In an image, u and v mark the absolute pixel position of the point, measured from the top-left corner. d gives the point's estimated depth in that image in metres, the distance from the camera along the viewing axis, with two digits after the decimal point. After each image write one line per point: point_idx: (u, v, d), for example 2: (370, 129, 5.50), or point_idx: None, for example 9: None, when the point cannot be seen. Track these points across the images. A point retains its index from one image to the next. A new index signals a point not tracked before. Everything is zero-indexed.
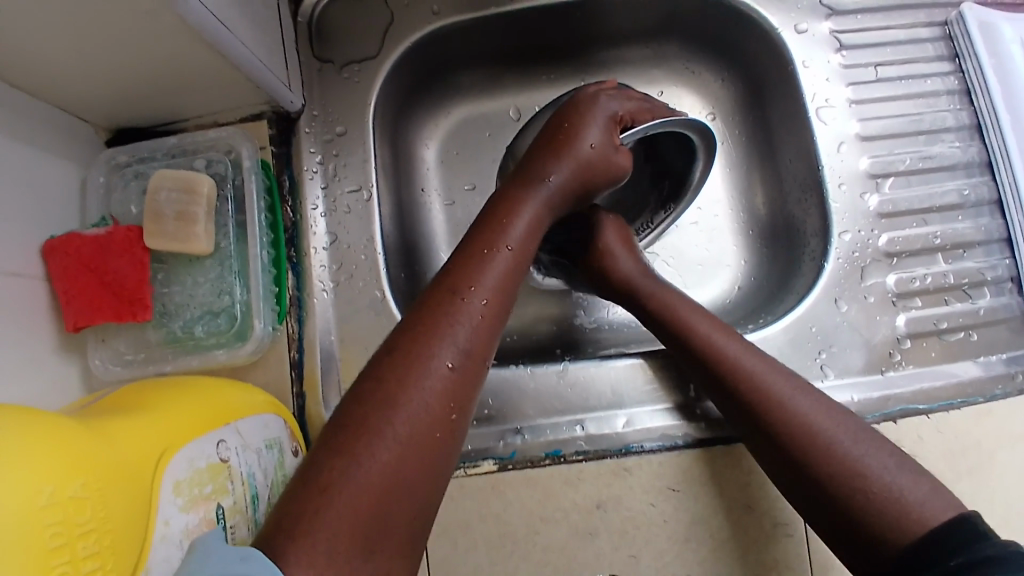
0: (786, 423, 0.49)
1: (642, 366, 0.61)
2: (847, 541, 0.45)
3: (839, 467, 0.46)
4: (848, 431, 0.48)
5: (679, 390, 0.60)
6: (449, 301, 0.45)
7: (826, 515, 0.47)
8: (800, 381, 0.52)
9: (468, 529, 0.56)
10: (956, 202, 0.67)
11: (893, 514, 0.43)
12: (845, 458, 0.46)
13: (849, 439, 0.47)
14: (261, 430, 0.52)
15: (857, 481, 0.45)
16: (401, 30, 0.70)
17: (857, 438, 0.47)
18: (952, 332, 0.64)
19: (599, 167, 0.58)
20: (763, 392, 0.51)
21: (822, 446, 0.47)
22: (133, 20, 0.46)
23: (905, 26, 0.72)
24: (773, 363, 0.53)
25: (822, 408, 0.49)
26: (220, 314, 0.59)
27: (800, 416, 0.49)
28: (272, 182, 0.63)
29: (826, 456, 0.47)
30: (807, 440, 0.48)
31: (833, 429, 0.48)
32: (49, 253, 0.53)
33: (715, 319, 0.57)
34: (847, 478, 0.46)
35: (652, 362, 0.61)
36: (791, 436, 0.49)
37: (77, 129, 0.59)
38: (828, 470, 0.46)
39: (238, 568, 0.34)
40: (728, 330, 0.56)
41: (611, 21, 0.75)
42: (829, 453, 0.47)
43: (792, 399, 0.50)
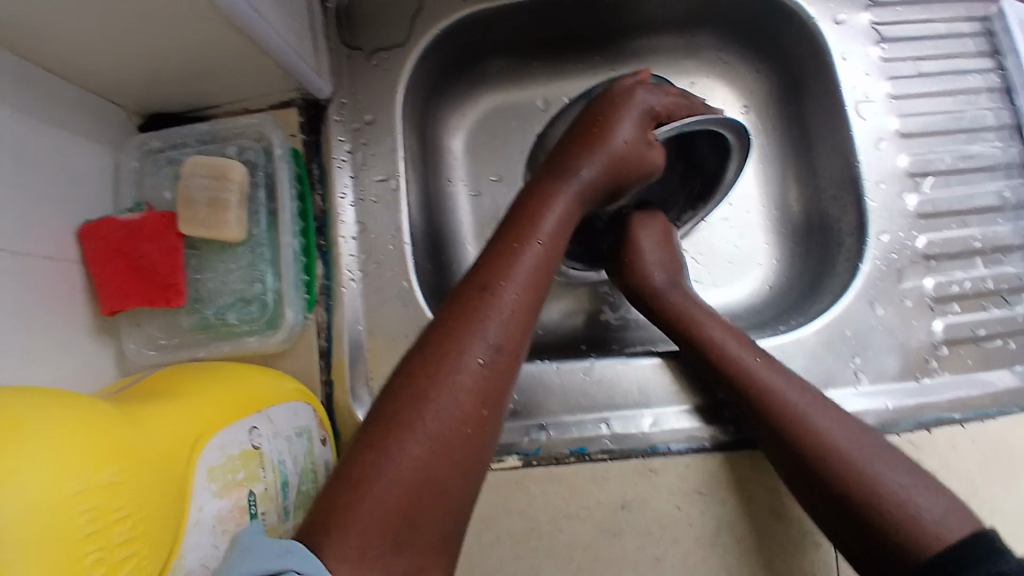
0: (810, 438, 0.49)
1: (660, 367, 0.61)
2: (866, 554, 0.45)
3: (855, 479, 0.46)
4: (866, 445, 0.48)
5: (702, 392, 0.60)
6: (480, 296, 0.45)
7: (841, 529, 0.46)
8: (816, 395, 0.52)
9: (493, 522, 0.56)
10: (995, 204, 0.66)
11: (911, 528, 0.43)
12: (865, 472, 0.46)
13: (863, 450, 0.47)
14: (292, 418, 0.52)
15: (871, 493, 0.45)
16: (430, 17, 0.70)
17: (878, 456, 0.47)
18: (989, 339, 0.62)
19: (632, 161, 0.57)
20: (784, 405, 0.51)
21: (841, 462, 0.47)
22: (164, 4, 0.46)
23: (947, 20, 0.69)
24: (787, 375, 0.54)
25: (843, 425, 0.49)
26: (252, 301, 0.59)
27: (814, 429, 0.49)
28: (302, 171, 0.64)
29: (843, 473, 0.46)
30: (827, 456, 0.48)
31: (850, 444, 0.48)
32: (84, 238, 0.53)
33: (732, 327, 0.58)
34: (863, 492, 0.45)
35: (675, 362, 0.61)
36: (808, 448, 0.49)
37: (111, 113, 0.60)
38: (847, 484, 0.46)
39: (278, 562, 0.34)
40: (746, 340, 0.56)
41: (644, 11, 0.74)
42: (847, 468, 0.47)
43: (809, 413, 0.50)
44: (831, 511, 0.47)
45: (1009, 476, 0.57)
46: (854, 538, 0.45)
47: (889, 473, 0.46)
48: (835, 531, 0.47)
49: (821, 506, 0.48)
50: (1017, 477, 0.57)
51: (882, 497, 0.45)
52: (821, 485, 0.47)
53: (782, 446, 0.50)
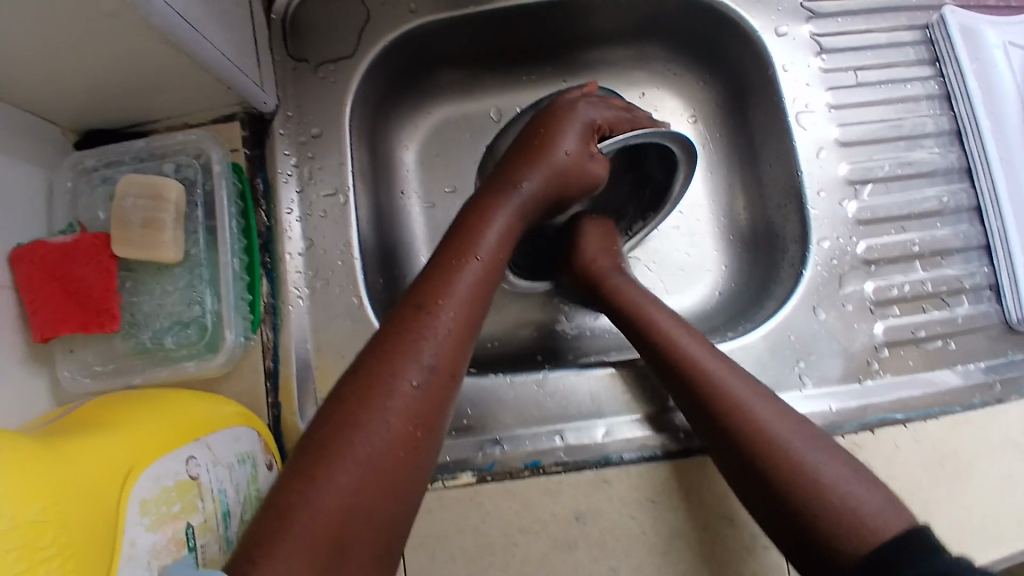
0: (752, 435, 0.49)
1: (614, 376, 0.61)
2: (797, 544, 0.45)
3: (785, 467, 0.46)
4: (802, 436, 0.48)
5: (658, 400, 0.61)
6: (416, 316, 0.45)
7: (775, 517, 0.47)
8: (757, 386, 0.52)
9: (447, 542, 0.56)
10: (935, 209, 0.68)
11: (839, 516, 0.43)
12: (796, 460, 0.47)
13: (797, 441, 0.48)
14: (232, 444, 0.51)
15: (803, 482, 0.46)
16: (379, 29, 0.69)
17: (818, 451, 0.47)
18: (928, 339, 0.64)
19: (574, 175, 0.57)
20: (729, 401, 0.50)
21: (774, 451, 0.47)
22: (94, 22, 0.44)
23: (887, 29, 0.71)
24: (738, 372, 0.53)
25: (781, 416, 0.49)
26: (190, 324, 0.57)
27: (752, 418, 0.49)
28: (245, 187, 0.62)
29: (786, 469, 0.46)
30: (761, 447, 0.48)
31: (785, 434, 0.48)
32: (15, 261, 0.52)
33: (685, 324, 0.57)
34: (798, 481, 0.46)
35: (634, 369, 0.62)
36: (745, 438, 0.49)
37: (44, 131, 0.57)
38: (778, 475, 0.47)
39: None
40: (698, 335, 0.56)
41: (594, 21, 0.74)
42: (779, 456, 0.47)
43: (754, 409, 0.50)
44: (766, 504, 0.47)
45: (951, 477, 0.58)
46: (786, 532, 0.46)
47: (824, 466, 0.46)
48: (768, 521, 0.47)
49: (759, 502, 0.48)
50: (961, 477, 0.58)
51: (815, 487, 0.45)
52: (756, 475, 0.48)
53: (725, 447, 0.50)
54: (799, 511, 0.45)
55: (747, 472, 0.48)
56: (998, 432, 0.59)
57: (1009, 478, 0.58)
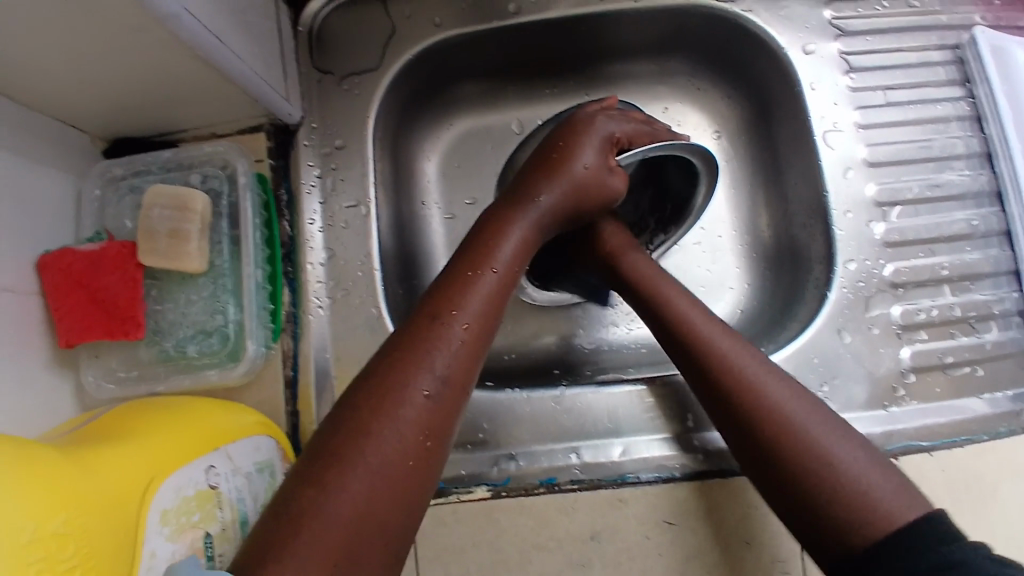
0: (799, 452, 0.45)
1: (642, 393, 0.60)
2: (829, 551, 0.43)
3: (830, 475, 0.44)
4: (841, 443, 0.45)
5: (680, 419, 0.59)
6: (430, 326, 0.45)
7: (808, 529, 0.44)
8: (800, 391, 0.48)
9: (461, 556, 0.55)
10: (965, 232, 0.66)
11: (869, 514, 0.42)
12: (837, 465, 0.44)
13: (842, 447, 0.45)
14: (252, 453, 0.51)
15: (839, 488, 0.43)
16: (403, 41, 0.69)
17: (865, 461, 0.44)
18: (956, 366, 0.63)
19: (592, 188, 0.57)
20: (772, 415, 0.47)
21: (818, 459, 0.44)
22: (125, 37, 0.46)
23: (917, 49, 0.70)
24: (783, 380, 0.49)
25: (828, 426, 0.46)
26: (213, 334, 0.58)
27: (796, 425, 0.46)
28: (269, 197, 0.63)
29: (831, 479, 0.44)
30: (806, 455, 0.45)
31: (832, 442, 0.45)
32: (43, 268, 0.52)
33: (725, 327, 0.53)
34: (840, 487, 0.43)
35: (662, 388, 0.60)
36: (791, 455, 0.45)
37: (75, 139, 0.59)
38: (822, 485, 0.44)
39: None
40: (735, 337, 0.53)
41: (619, 36, 0.74)
42: (822, 464, 0.44)
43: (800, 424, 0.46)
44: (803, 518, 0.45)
45: (975, 506, 0.57)
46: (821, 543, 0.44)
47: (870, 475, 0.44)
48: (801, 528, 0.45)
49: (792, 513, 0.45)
50: (988, 505, 0.57)
51: (857, 493, 0.43)
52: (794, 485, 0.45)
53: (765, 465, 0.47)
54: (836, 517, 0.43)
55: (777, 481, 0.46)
56: None
57: None
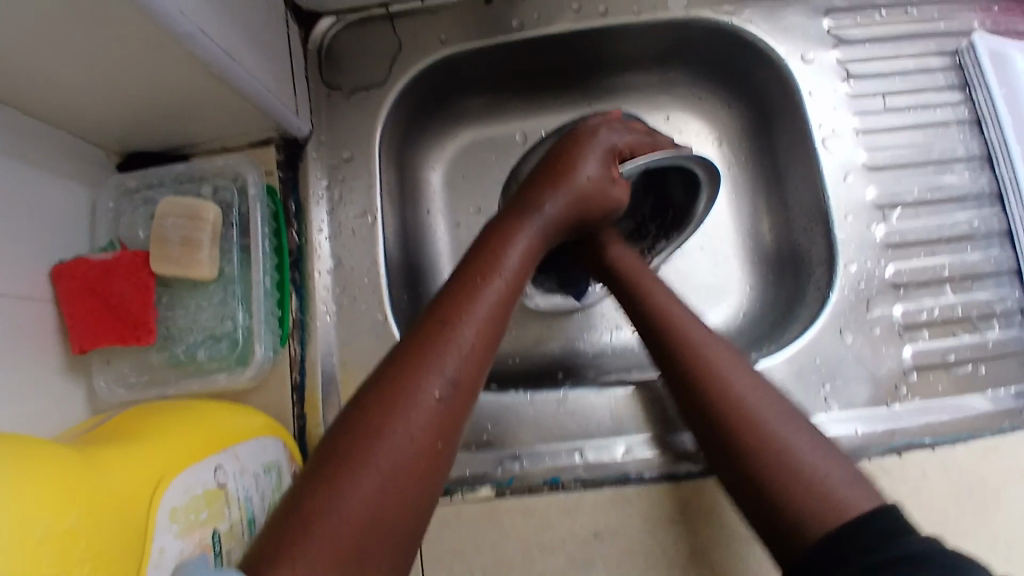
0: (769, 452, 0.45)
1: (632, 396, 0.61)
2: (784, 545, 0.43)
3: (780, 464, 0.44)
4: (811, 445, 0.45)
5: (662, 423, 0.60)
6: (439, 331, 0.46)
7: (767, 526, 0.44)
8: (769, 388, 0.48)
9: (463, 556, 0.56)
10: (966, 233, 0.67)
11: (818, 505, 0.42)
12: (785, 452, 0.44)
13: (796, 436, 0.45)
14: (259, 454, 0.52)
15: (802, 484, 0.43)
16: (407, 57, 0.72)
17: (820, 453, 0.44)
18: (960, 365, 0.63)
19: (595, 198, 0.58)
20: (749, 418, 0.46)
21: (771, 449, 0.45)
22: (142, 55, 0.48)
23: (915, 55, 0.71)
24: (758, 381, 0.49)
25: (789, 419, 0.46)
26: (222, 339, 0.59)
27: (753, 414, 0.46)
28: (278, 207, 0.65)
29: (784, 467, 0.44)
30: (758, 445, 0.45)
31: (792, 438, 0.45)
32: (57, 277, 0.54)
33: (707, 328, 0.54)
34: (789, 473, 0.43)
35: (644, 392, 0.61)
36: (761, 454, 0.45)
37: (91, 153, 0.61)
38: (783, 480, 0.43)
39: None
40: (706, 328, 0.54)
41: (619, 48, 0.76)
42: (774, 453, 0.44)
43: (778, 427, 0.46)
44: (760, 513, 0.44)
45: (983, 509, 0.56)
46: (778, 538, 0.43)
47: (823, 467, 0.43)
48: (760, 523, 0.45)
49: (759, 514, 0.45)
50: (992, 506, 0.56)
51: (806, 480, 0.43)
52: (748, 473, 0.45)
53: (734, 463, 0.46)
54: (791, 505, 0.43)
55: (734, 473, 0.46)
56: None
57: None
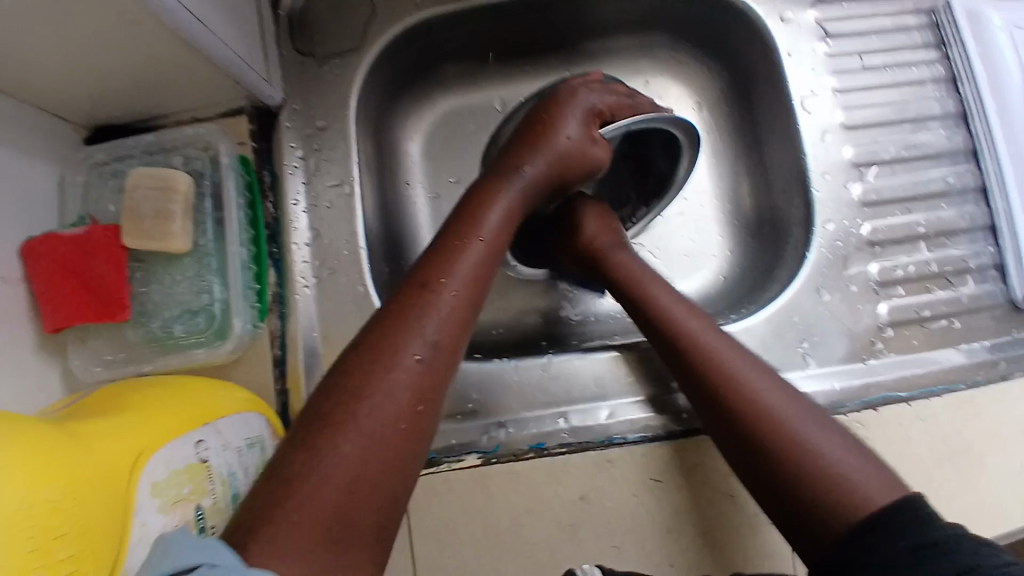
0: (788, 444, 0.46)
1: (619, 358, 0.62)
2: (794, 519, 0.45)
3: (777, 433, 0.47)
4: (818, 426, 0.47)
5: (656, 382, 0.61)
6: (419, 294, 0.46)
7: (773, 499, 0.47)
8: (777, 379, 0.51)
9: (452, 524, 0.56)
10: (941, 190, 0.67)
11: (842, 497, 0.43)
12: (793, 436, 0.46)
13: (783, 403, 0.48)
14: (242, 429, 0.52)
15: (823, 474, 0.44)
16: (381, 22, 0.70)
17: (811, 420, 0.47)
18: (934, 320, 0.64)
19: (576, 159, 0.58)
20: (759, 408, 0.48)
21: (767, 419, 0.48)
22: (107, 22, 0.46)
23: (892, 13, 0.71)
24: (765, 371, 0.51)
25: (776, 387, 0.50)
26: (199, 313, 0.58)
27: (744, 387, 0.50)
28: (252, 178, 0.64)
29: (781, 435, 0.47)
30: (751, 414, 0.48)
31: (805, 428, 0.47)
32: (27, 253, 0.53)
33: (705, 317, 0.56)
34: (791, 451, 0.46)
35: (630, 354, 0.62)
36: (783, 447, 0.46)
37: (55, 126, 0.59)
38: (804, 473, 0.45)
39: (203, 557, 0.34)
40: (692, 308, 0.57)
41: (596, 11, 0.74)
42: (769, 421, 0.48)
43: (788, 416, 0.48)
44: (763, 487, 0.47)
45: (959, 459, 0.57)
46: (784, 511, 0.46)
47: (818, 436, 0.46)
48: (762, 492, 0.48)
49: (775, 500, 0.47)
50: (969, 456, 0.58)
51: (811, 459, 0.45)
52: (747, 443, 0.48)
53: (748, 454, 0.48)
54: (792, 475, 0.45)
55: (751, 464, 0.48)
56: (1003, 412, 0.59)
57: (1015, 458, 0.58)
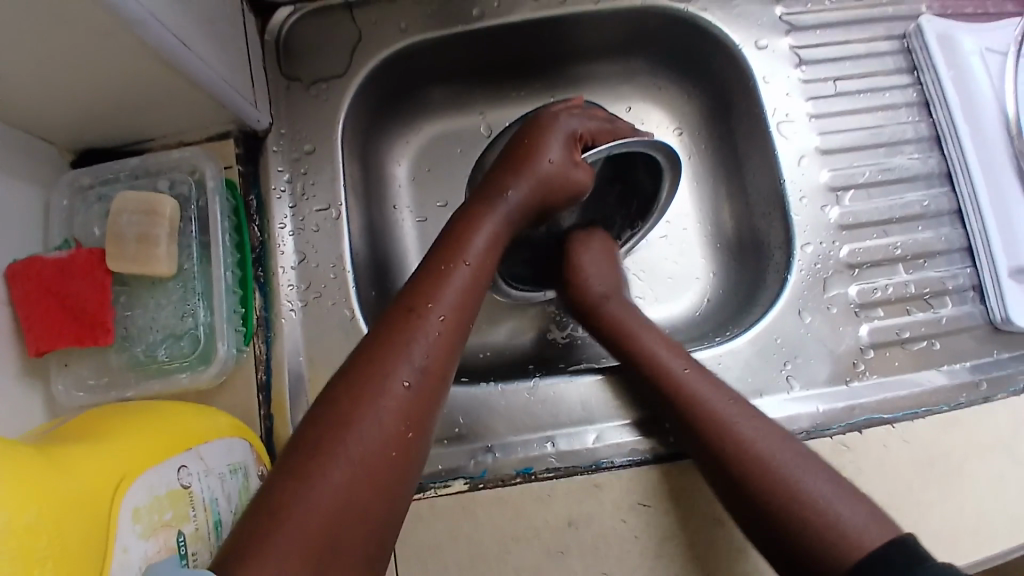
0: (775, 482, 0.48)
1: (601, 383, 0.62)
2: (784, 556, 0.46)
3: (763, 476, 0.48)
4: (803, 462, 0.49)
5: (640, 406, 0.61)
6: (406, 319, 0.46)
7: (764, 536, 0.48)
8: (761, 417, 0.52)
9: (439, 548, 0.55)
10: (918, 213, 0.69)
11: (836, 537, 0.44)
12: (781, 473, 0.48)
13: (768, 442, 0.50)
14: (225, 454, 0.51)
15: (813, 514, 0.46)
16: (369, 47, 0.71)
17: (796, 457, 0.49)
18: (914, 341, 0.65)
19: (558, 184, 0.59)
20: (745, 445, 0.50)
21: (754, 460, 0.49)
22: (93, 43, 0.46)
23: (865, 40, 0.73)
24: (747, 408, 0.53)
25: (759, 428, 0.51)
26: (183, 337, 0.58)
27: (732, 428, 0.51)
28: (239, 202, 0.63)
29: (767, 476, 0.48)
30: (738, 454, 0.50)
31: (792, 464, 0.48)
32: (11, 279, 0.52)
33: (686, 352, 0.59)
34: (780, 490, 0.47)
35: (614, 376, 0.62)
36: (769, 486, 0.48)
37: (43, 150, 0.59)
38: (794, 512, 0.46)
39: None
40: (678, 350, 0.59)
41: (579, 39, 0.76)
42: (755, 462, 0.49)
43: (773, 452, 0.49)
44: (754, 521, 0.48)
45: (944, 479, 0.58)
46: (776, 547, 0.47)
47: (803, 474, 0.48)
48: (751, 527, 0.49)
49: (765, 534, 0.48)
50: (954, 475, 0.58)
51: (799, 498, 0.47)
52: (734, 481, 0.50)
53: (736, 490, 0.50)
54: (777, 512, 0.47)
55: (742, 500, 0.49)
56: (986, 430, 0.60)
57: (1000, 477, 0.58)
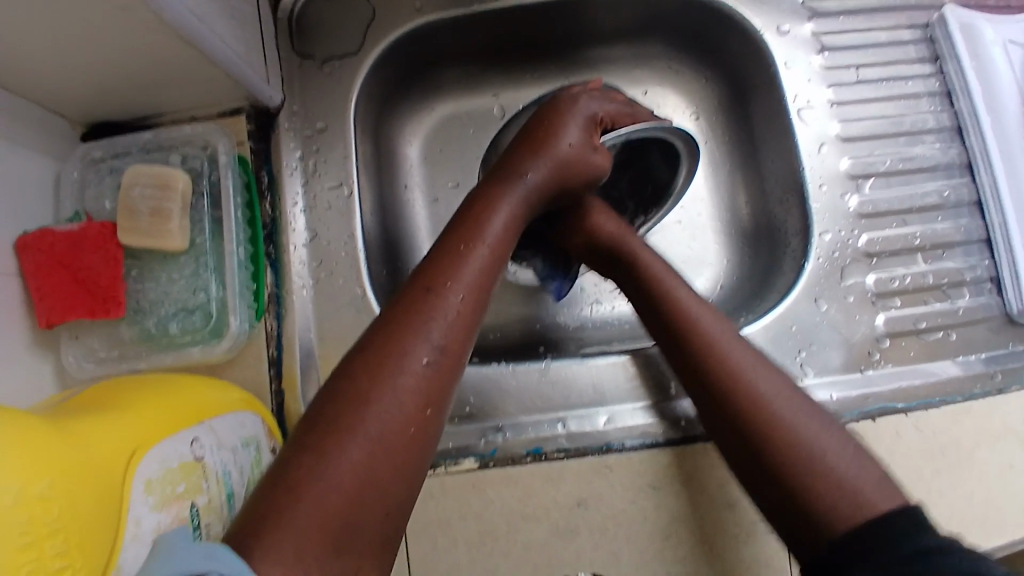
0: (802, 458, 0.46)
1: (625, 363, 0.62)
2: (794, 532, 0.45)
3: (791, 449, 0.46)
4: (835, 439, 0.47)
5: (656, 388, 0.61)
6: (425, 298, 0.45)
7: (784, 514, 0.46)
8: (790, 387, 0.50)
9: (449, 528, 0.55)
10: (937, 203, 0.68)
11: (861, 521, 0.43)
12: (810, 449, 0.46)
13: (793, 412, 0.48)
14: (237, 429, 0.51)
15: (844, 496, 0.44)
16: (383, 26, 0.70)
17: (824, 431, 0.47)
18: (930, 331, 0.64)
19: (576, 167, 0.58)
20: (770, 418, 0.48)
21: (783, 432, 0.47)
22: (108, 18, 0.46)
23: (888, 27, 0.72)
24: (775, 371, 0.51)
25: (780, 390, 0.50)
26: (195, 311, 0.58)
27: (758, 395, 0.49)
28: (250, 178, 0.63)
29: (787, 449, 0.47)
30: (765, 425, 0.48)
31: (819, 438, 0.47)
32: (22, 249, 0.52)
33: (714, 308, 0.56)
34: (807, 467, 0.46)
35: (641, 358, 0.62)
36: (796, 460, 0.46)
37: (54, 124, 0.58)
38: (821, 492, 0.44)
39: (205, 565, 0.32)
40: (708, 308, 0.56)
41: (596, 21, 0.75)
42: (775, 430, 0.47)
43: (796, 427, 0.47)
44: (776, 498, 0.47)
45: (956, 468, 0.58)
46: (793, 526, 0.46)
47: (830, 451, 0.46)
48: (773, 508, 0.47)
49: (782, 510, 0.46)
50: (966, 465, 0.58)
51: (826, 476, 0.45)
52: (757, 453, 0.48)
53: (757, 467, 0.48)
54: (804, 490, 0.45)
55: (762, 475, 0.47)
56: (1001, 421, 0.59)
57: (1012, 467, 0.58)
